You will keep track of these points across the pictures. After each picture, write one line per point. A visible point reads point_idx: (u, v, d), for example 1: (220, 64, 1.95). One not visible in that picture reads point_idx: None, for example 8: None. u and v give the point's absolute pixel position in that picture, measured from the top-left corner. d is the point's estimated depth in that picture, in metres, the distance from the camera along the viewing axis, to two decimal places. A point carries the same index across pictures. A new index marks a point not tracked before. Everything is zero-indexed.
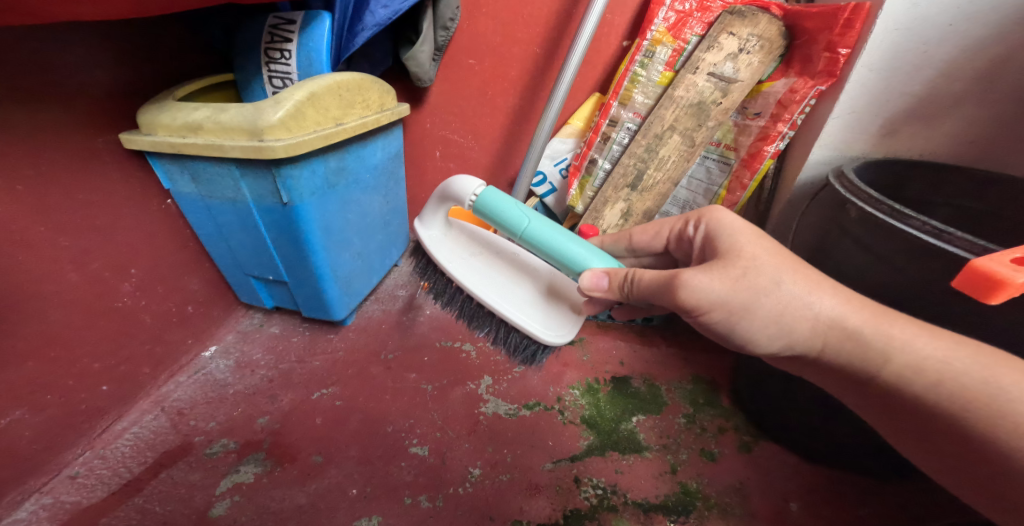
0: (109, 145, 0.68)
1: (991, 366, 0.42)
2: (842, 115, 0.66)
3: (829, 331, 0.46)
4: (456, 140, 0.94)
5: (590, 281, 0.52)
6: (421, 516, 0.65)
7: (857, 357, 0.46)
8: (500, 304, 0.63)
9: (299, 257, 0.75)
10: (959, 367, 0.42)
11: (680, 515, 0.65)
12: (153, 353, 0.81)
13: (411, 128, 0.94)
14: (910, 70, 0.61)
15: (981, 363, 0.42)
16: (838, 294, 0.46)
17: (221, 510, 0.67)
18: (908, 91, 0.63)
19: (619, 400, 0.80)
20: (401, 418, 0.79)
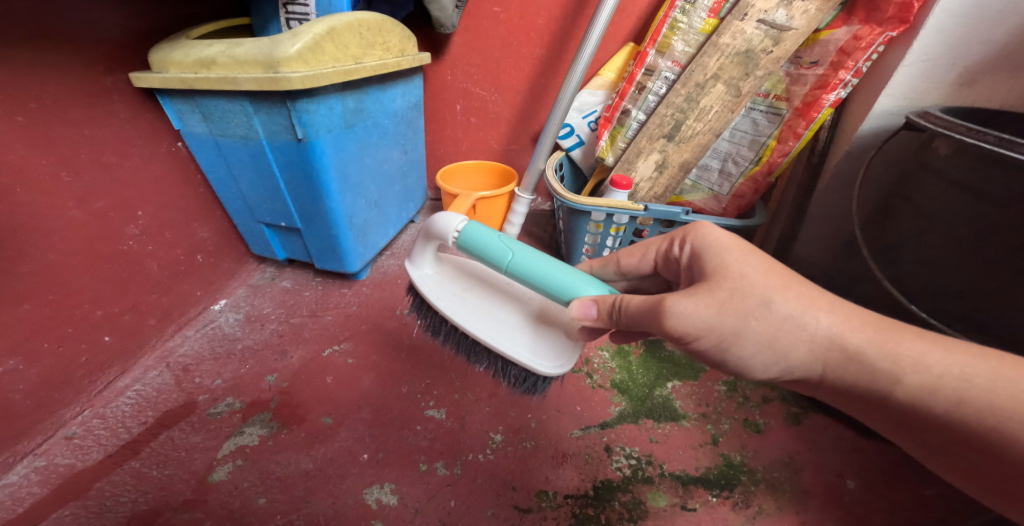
0: (118, 85, 0.64)
1: (1022, 378, 0.32)
2: (914, 64, 0.59)
3: (826, 353, 0.36)
4: (478, 94, 0.89)
5: (576, 310, 0.43)
6: (438, 483, 0.61)
7: (864, 380, 0.36)
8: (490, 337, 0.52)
9: (312, 199, 0.70)
10: (980, 385, 0.33)
11: (723, 489, 0.59)
12: (159, 307, 0.77)
13: (431, 81, 0.90)
14: (994, 16, 0.54)
15: (1007, 376, 0.32)
16: (838, 309, 0.37)
17: (222, 475, 0.62)
18: (991, 38, 0.55)
19: (652, 365, 0.74)
20: (418, 378, 0.74)
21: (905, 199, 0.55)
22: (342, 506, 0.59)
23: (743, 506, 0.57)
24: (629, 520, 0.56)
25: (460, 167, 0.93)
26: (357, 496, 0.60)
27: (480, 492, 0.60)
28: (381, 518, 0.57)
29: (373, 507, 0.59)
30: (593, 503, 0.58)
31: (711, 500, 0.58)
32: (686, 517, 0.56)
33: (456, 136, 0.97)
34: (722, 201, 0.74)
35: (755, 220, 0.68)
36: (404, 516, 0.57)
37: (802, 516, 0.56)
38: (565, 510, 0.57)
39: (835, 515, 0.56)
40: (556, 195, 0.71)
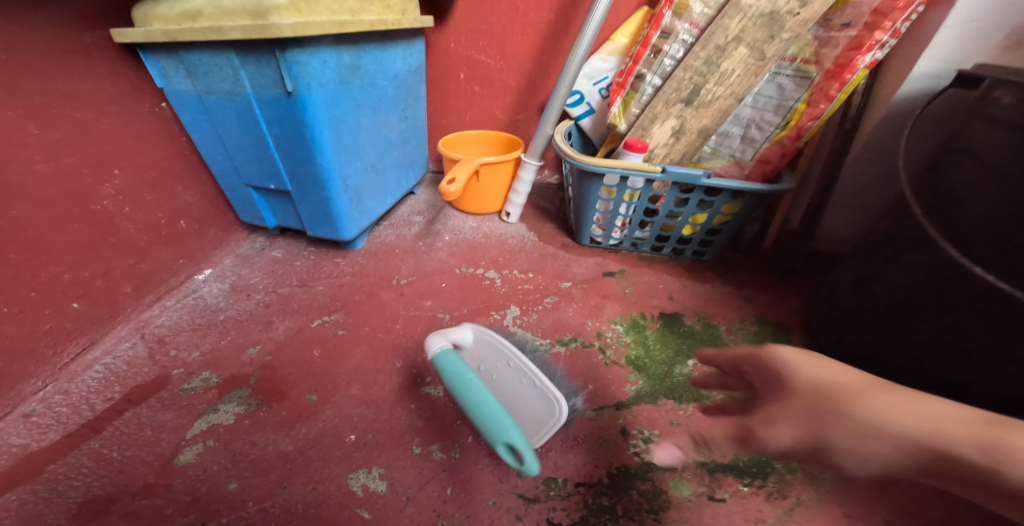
0: (97, 43, 0.61)
1: None
2: (957, 24, 0.55)
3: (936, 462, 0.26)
4: (483, 61, 0.87)
5: (659, 455, 0.34)
6: (433, 469, 0.54)
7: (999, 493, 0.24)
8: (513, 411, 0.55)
9: (304, 158, 0.66)
10: None
11: (755, 478, 0.52)
12: (136, 274, 0.72)
13: (433, 48, 0.87)
14: None
15: None
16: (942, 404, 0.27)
17: (189, 457, 0.56)
18: None
19: (670, 338, 0.65)
20: (414, 351, 0.67)
21: (959, 150, 0.48)
22: (324, 493, 0.52)
23: (778, 497, 0.51)
24: (649, 512, 0.49)
25: (465, 136, 0.93)
26: (341, 482, 0.53)
27: (480, 478, 0.54)
28: (368, 507, 0.51)
29: (359, 494, 0.52)
30: (608, 492, 0.51)
31: (742, 490, 0.51)
32: (714, 509, 0.50)
33: (459, 106, 0.94)
34: (745, 168, 0.70)
35: (785, 184, 0.63)
36: (394, 504, 0.51)
37: (847, 509, 0.50)
38: (576, 500, 0.50)
39: (885, 507, 0.50)
40: (566, 158, 0.67)
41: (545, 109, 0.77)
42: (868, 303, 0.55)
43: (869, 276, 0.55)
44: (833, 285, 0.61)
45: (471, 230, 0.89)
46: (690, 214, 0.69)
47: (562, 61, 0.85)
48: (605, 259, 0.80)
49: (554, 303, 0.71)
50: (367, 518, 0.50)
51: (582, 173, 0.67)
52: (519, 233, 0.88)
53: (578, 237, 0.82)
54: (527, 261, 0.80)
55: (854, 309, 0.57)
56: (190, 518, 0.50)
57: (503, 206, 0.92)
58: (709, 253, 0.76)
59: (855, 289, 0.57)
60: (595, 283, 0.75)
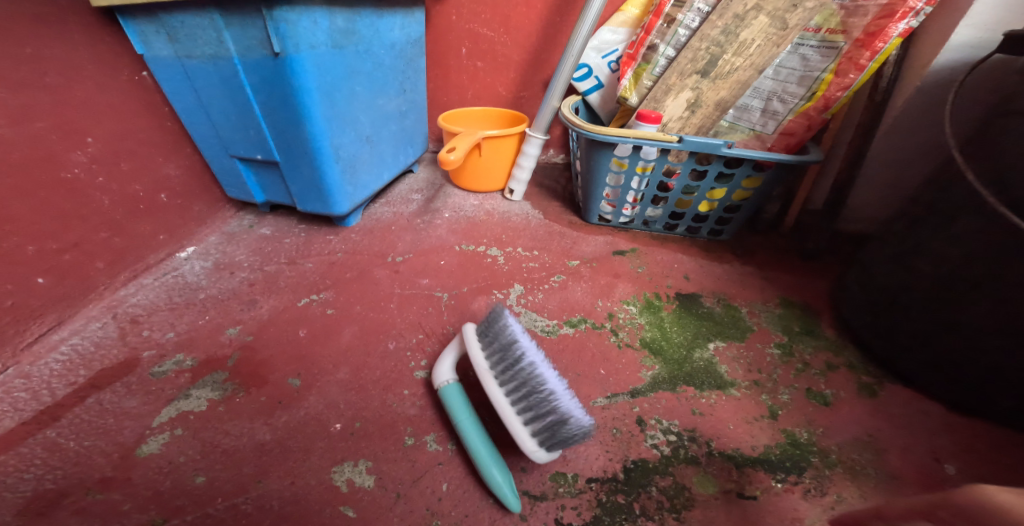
0: (74, 7, 0.57)
1: None
2: None
3: None
4: (486, 34, 0.86)
5: None
6: (427, 462, 0.49)
7: None
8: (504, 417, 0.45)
9: (292, 125, 0.64)
10: None
11: (789, 473, 0.45)
12: (110, 248, 0.67)
13: (434, 21, 0.86)
14: None
15: None
16: None
17: (153, 447, 0.50)
18: None
19: (687, 321, 0.61)
20: (408, 332, 0.62)
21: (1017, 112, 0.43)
22: (303, 488, 0.46)
23: (817, 494, 0.43)
24: (670, 511, 0.43)
25: (466, 112, 0.90)
26: (322, 477, 0.47)
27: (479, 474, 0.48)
28: (352, 505, 0.45)
29: (343, 490, 0.46)
30: (623, 489, 0.45)
31: (775, 486, 0.44)
32: (744, 507, 0.43)
33: (461, 82, 0.93)
34: (767, 142, 0.66)
35: (813, 156, 0.60)
36: (382, 502, 0.45)
37: None
38: (588, 498, 0.44)
39: None
40: (573, 127, 0.65)
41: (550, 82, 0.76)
42: (910, 280, 0.49)
43: (909, 252, 0.50)
44: (870, 261, 0.55)
45: (472, 207, 0.85)
46: (707, 189, 0.67)
47: (567, 32, 0.84)
48: (615, 237, 0.76)
49: (560, 283, 0.67)
50: (352, 517, 0.44)
51: (592, 142, 0.65)
52: (523, 211, 0.84)
53: (585, 215, 0.78)
54: (532, 239, 0.76)
55: (894, 288, 0.51)
56: (149, 515, 0.44)
57: (507, 183, 0.88)
58: (726, 233, 0.74)
59: (891, 268, 0.52)
60: (605, 262, 0.71)
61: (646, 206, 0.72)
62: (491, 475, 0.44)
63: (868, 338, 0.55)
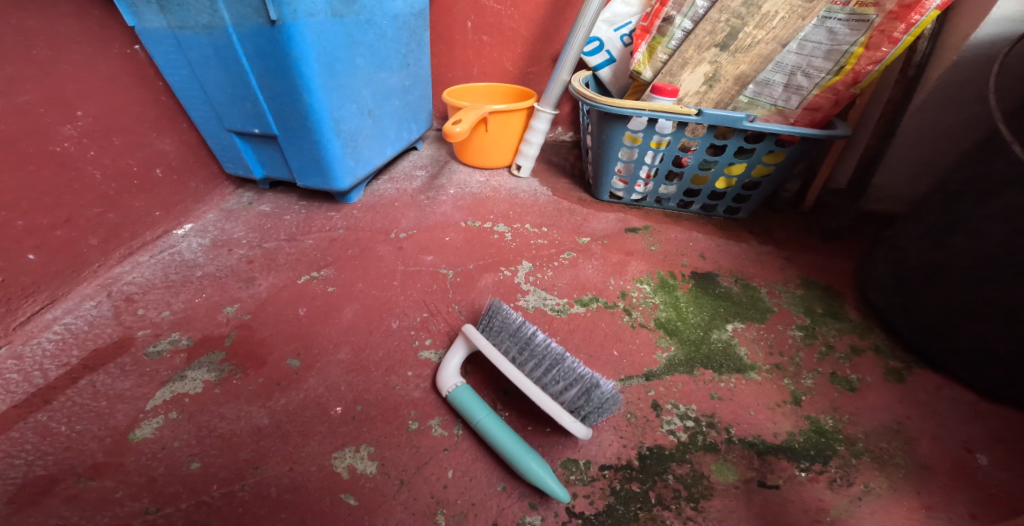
0: None
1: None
2: None
3: None
4: (492, 7, 0.83)
5: None
6: (431, 447, 0.47)
7: None
8: (529, 388, 0.42)
9: (290, 97, 0.62)
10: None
11: (814, 462, 0.43)
12: (103, 224, 0.65)
13: None
14: None
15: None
16: None
17: (146, 432, 0.47)
18: None
19: (704, 301, 0.58)
20: (413, 310, 0.59)
21: None
22: (302, 474, 0.44)
23: (843, 484, 0.41)
24: (688, 500, 0.41)
25: (471, 88, 0.88)
26: (322, 463, 0.45)
27: (486, 460, 0.46)
28: (354, 492, 0.43)
29: (344, 477, 0.44)
30: (639, 477, 0.42)
31: (799, 475, 0.42)
32: (765, 496, 0.40)
33: (466, 57, 0.91)
34: (789, 118, 0.64)
35: (840, 131, 0.57)
36: (385, 489, 0.43)
37: (926, 499, 0.40)
38: (601, 486, 0.42)
39: (969, 498, 0.40)
40: (584, 100, 0.62)
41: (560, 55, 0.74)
42: (948, 260, 0.46)
43: (946, 230, 0.47)
44: (900, 240, 0.53)
45: (478, 184, 0.82)
46: (725, 165, 0.64)
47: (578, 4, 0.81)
48: (626, 215, 0.73)
49: (570, 260, 0.64)
50: (354, 505, 0.42)
51: (604, 116, 0.62)
52: (531, 188, 0.81)
53: (595, 192, 0.76)
54: (540, 216, 0.73)
55: (928, 269, 0.48)
56: (142, 503, 0.42)
57: (514, 160, 0.85)
58: (742, 211, 0.71)
59: (925, 248, 0.49)
60: (617, 239, 0.68)
61: (659, 183, 0.70)
62: (529, 466, 0.41)
63: (897, 321, 0.52)
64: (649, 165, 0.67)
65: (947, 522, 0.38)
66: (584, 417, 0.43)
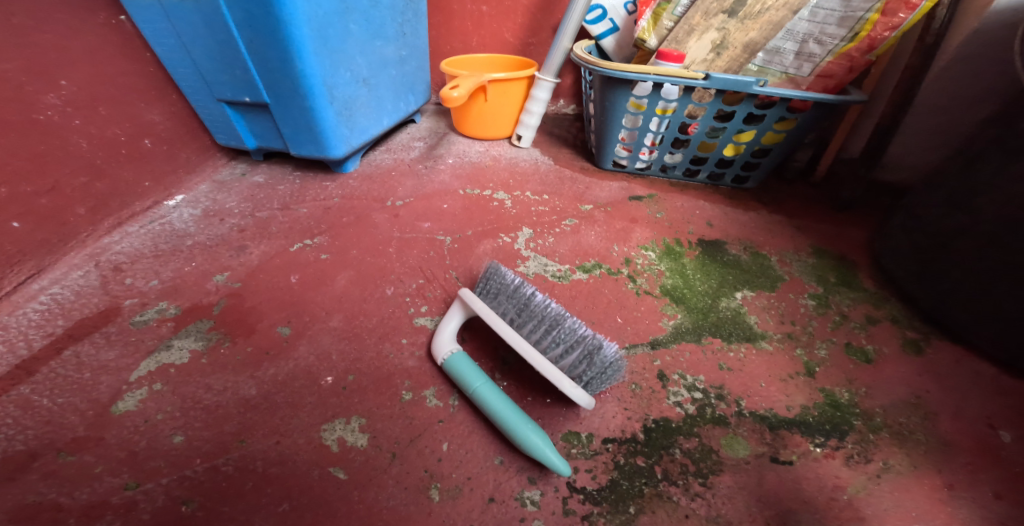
0: None
1: None
2: None
3: None
4: None
5: None
6: (426, 419, 0.44)
7: None
8: (527, 351, 0.40)
9: (281, 63, 0.59)
10: None
11: (829, 438, 0.40)
12: (91, 193, 0.63)
13: None
14: None
15: None
16: None
17: (129, 404, 0.45)
18: None
19: (711, 268, 0.56)
20: (408, 277, 0.57)
21: None
22: (290, 448, 0.42)
23: (860, 461, 0.39)
24: (696, 476, 0.38)
25: (468, 59, 0.84)
26: (310, 435, 0.43)
27: (483, 432, 0.44)
28: (344, 466, 0.41)
29: (334, 450, 0.42)
30: (644, 451, 0.40)
31: (813, 451, 0.39)
32: (778, 472, 0.38)
33: (465, 29, 0.89)
34: (801, 85, 0.61)
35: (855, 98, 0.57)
36: (376, 463, 0.41)
37: (948, 477, 0.37)
38: (604, 460, 0.40)
39: (993, 478, 0.37)
40: (587, 65, 0.60)
41: (561, 24, 0.73)
42: (971, 223, 0.44)
43: (970, 193, 0.45)
44: (918, 207, 0.50)
45: (477, 153, 0.80)
46: (734, 132, 0.63)
47: None
48: (630, 184, 0.71)
49: (572, 227, 0.62)
50: (343, 479, 0.40)
51: (608, 81, 0.60)
52: (532, 157, 0.79)
53: (598, 161, 0.74)
54: (541, 184, 0.71)
55: (949, 235, 0.46)
56: (122, 479, 0.39)
57: (514, 130, 0.83)
58: (751, 181, 0.70)
59: (945, 213, 0.47)
60: (621, 206, 0.66)
61: (665, 151, 0.68)
62: (527, 437, 0.39)
63: (916, 292, 0.50)
64: (655, 132, 0.65)
65: (972, 503, 0.36)
66: (586, 384, 0.41)
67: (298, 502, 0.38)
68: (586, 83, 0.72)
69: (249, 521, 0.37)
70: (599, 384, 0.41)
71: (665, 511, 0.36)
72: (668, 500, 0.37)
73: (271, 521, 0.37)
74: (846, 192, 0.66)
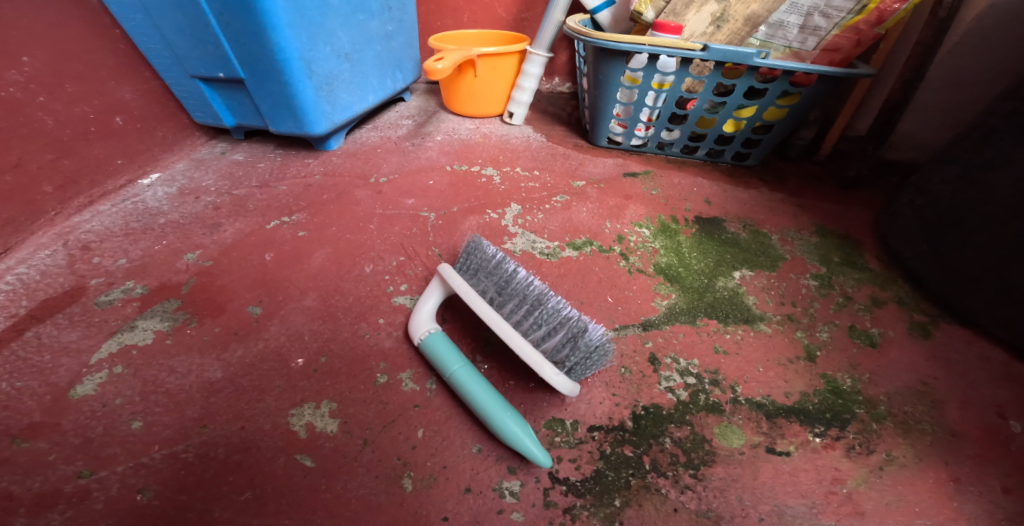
0: None
1: None
2: None
3: None
4: None
5: None
6: (401, 404, 0.41)
7: None
8: (504, 331, 0.37)
9: (254, 37, 0.57)
10: None
11: (830, 427, 0.38)
12: (59, 171, 0.60)
13: None
14: None
15: None
16: None
17: (87, 389, 0.42)
18: None
19: (708, 246, 0.54)
20: (389, 254, 0.54)
21: None
22: (255, 434, 0.39)
23: (862, 452, 0.36)
24: (686, 467, 0.35)
25: (460, 34, 0.81)
26: (277, 420, 0.40)
27: (461, 417, 0.41)
28: (311, 453, 0.38)
29: (301, 436, 0.39)
30: (632, 440, 0.37)
31: (812, 441, 0.37)
32: (774, 464, 0.35)
33: (456, 4, 0.86)
34: (805, 60, 0.59)
35: (862, 70, 0.54)
36: (346, 450, 0.38)
37: (954, 471, 0.35)
38: (589, 449, 0.37)
39: (1004, 471, 0.35)
40: (580, 37, 0.58)
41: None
42: (986, 198, 0.43)
43: (985, 168, 0.43)
44: (930, 185, 0.48)
45: (467, 130, 0.77)
46: (734, 107, 0.61)
47: None
48: (625, 160, 0.69)
49: (563, 204, 0.59)
50: (310, 467, 0.37)
51: (601, 52, 0.58)
52: (524, 134, 0.76)
53: (592, 138, 0.71)
54: (532, 160, 0.69)
55: (961, 211, 0.45)
56: (76, 467, 0.36)
57: (506, 107, 0.80)
58: (752, 157, 0.67)
59: (957, 189, 0.45)
60: (614, 183, 0.63)
61: (661, 127, 0.66)
62: (506, 425, 0.36)
63: (925, 274, 0.48)
64: (650, 107, 0.63)
65: (979, 497, 0.33)
66: (568, 369, 0.38)
67: (261, 490, 0.35)
68: (580, 58, 0.71)
69: (207, 511, 0.34)
70: (582, 371, 0.38)
71: (652, 504, 0.34)
72: (657, 493, 0.34)
73: (231, 512, 0.34)
74: (851, 170, 0.64)
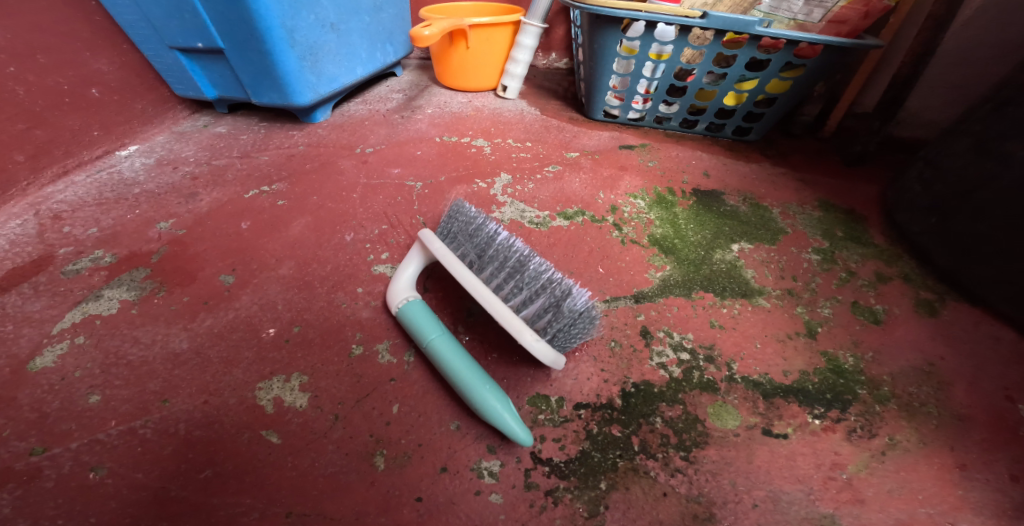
0: None
1: None
2: None
3: None
4: None
5: None
6: (376, 377, 0.39)
7: None
8: (481, 293, 0.35)
9: (233, 4, 0.54)
10: None
11: (830, 408, 0.35)
12: (30, 141, 0.57)
13: None
14: None
15: None
16: None
17: (47, 361, 0.39)
18: None
19: (705, 218, 0.52)
20: (371, 223, 0.52)
21: None
22: (218, 409, 0.36)
23: (864, 436, 0.34)
24: (677, 449, 0.33)
25: (453, 7, 0.80)
26: (242, 394, 0.37)
27: (440, 391, 0.38)
28: (278, 429, 0.35)
29: (267, 411, 0.36)
30: (620, 419, 0.35)
31: (812, 423, 0.34)
32: (771, 447, 0.33)
33: None
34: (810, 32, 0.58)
35: (870, 42, 0.53)
36: (315, 426, 0.35)
37: (961, 457, 0.33)
38: (575, 428, 0.35)
39: (1014, 457, 0.32)
40: (575, 3, 0.56)
41: None
42: (999, 172, 0.41)
43: (999, 139, 0.42)
44: (942, 160, 0.46)
45: (459, 104, 0.75)
46: (736, 79, 0.60)
47: None
48: (622, 133, 0.67)
49: (555, 175, 0.57)
50: (275, 444, 0.34)
51: (597, 21, 0.56)
52: (518, 108, 0.74)
53: (588, 111, 0.69)
54: (524, 132, 0.66)
55: (974, 185, 0.43)
56: (28, 444, 0.33)
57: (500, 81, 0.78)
58: (753, 132, 0.66)
59: (969, 160, 0.44)
60: (609, 155, 0.61)
61: (660, 100, 0.64)
62: (484, 400, 0.33)
63: (935, 251, 0.46)
64: (649, 78, 0.62)
65: (986, 485, 0.31)
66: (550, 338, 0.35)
67: (222, 468, 0.33)
68: (577, 30, 0.70)
69: (163, 490, 0.31)
70: (565, 339, 0.35)
71: (640, 487, 0.31)
72: (645, 476, 0.32)
73: (189, 491, 0.31)
74: (857, 146, 0.62)
